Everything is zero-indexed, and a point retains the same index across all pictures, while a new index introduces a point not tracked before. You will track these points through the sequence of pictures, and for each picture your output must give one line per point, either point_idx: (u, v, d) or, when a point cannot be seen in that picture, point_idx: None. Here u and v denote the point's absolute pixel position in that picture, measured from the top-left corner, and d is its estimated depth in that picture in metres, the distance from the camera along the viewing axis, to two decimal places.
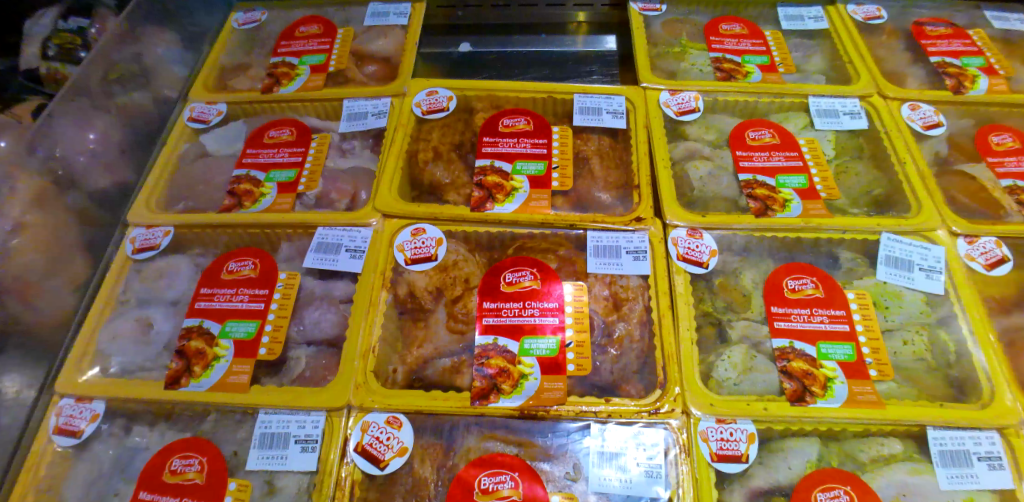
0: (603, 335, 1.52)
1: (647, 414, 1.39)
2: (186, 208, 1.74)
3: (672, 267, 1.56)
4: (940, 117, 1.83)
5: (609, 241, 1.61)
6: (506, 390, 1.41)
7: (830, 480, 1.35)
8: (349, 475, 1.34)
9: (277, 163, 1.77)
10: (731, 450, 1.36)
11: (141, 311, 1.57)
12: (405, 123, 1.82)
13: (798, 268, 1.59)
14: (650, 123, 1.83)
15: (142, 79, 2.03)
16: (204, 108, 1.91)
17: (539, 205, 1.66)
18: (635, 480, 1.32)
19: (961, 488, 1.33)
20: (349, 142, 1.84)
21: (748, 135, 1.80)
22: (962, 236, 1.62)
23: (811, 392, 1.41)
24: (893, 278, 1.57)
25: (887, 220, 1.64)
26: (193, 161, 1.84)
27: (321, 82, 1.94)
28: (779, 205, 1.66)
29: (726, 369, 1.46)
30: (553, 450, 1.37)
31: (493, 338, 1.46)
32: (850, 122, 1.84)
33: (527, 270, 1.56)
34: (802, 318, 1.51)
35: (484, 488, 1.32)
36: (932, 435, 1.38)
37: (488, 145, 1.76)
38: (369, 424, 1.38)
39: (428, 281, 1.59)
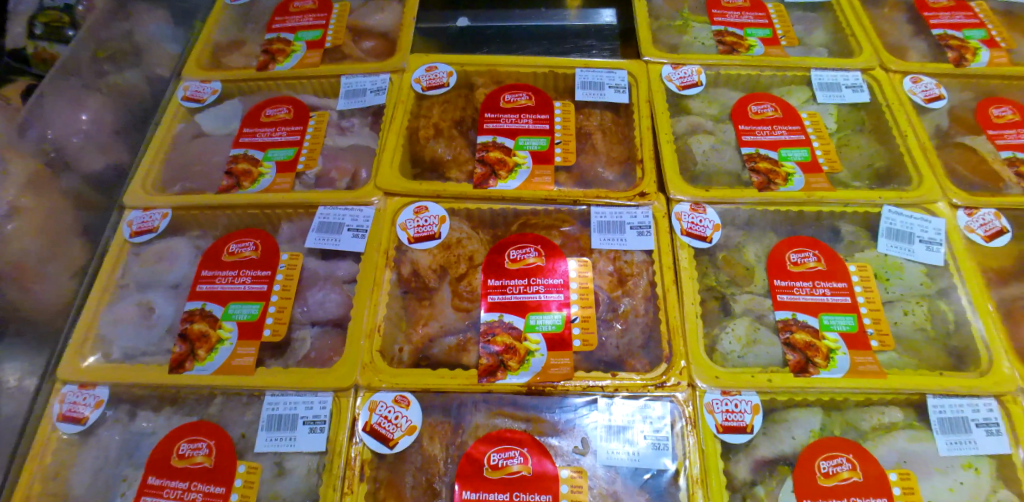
0: (608, 310, 1.53)
1: (653, 388, 1.40)
2: (183, 190, 1.71)
3: (676, 242, 1.57)
4: (941, 90, 1.83)
5: (612, 217, 1.60)
6: (513, 367, 1.42)
7: (833, 449, 1.37)
8: (358, 454, 1.34)
9: (274, 142, 1.74)
10: (736, 422, 1.38)
11: (142, 295, 1.55)
12: (405, 99, 1.81)
13: (800, 241, 1.60)
14: (652, 97, 1.82)
15: (134, 58, 1.99)
16: (198, 86, 1.88)
17: (541, 182, 1.65)
18: (643, 453, 1.34)
19: (960, 454, 1.36)
20: (348, 120, 1.81)
21: (750, 109, 1.79)
22: (962, 208, 1.63)
23: (814, 363, 1.43)
24: (895, 251, 1.58)
25: (888, 193, 1.65)
26: (189, 142, 1.81)
27: (318, 59, 1.91)
28: (782, 179, 1.67)
29: (730, 342, 1.48)
30: (561, 425, 1.39)
31: (499, 314, 1.47)
32: (851, 95, 1.83)
33: (531, 246, 1.56)
34: (805, 291, 1.52)
35: (494, 463, 1.34)
36: (932, 403, 1.41)
37: (490, 121, 1.75)
38: (377, 403, 1.38)
39: (432, 260, 1.58)
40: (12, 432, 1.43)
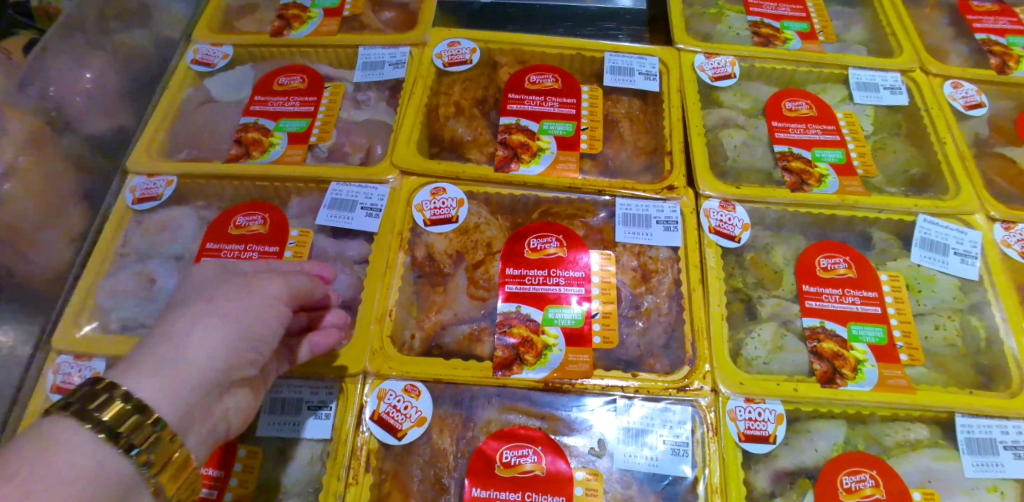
0: (630, 306, 1.47)
1: (675, 391, 1.35)
2: (188, 156, 1.64)
3: (704, 240, 1.51)
4: (982, 97, 1.77)
5: (638, 210, 1.54)
6: (530, 361, 1.36)
7: (856, 463, 1.33)
8: (365, 444, 1.28)
9: (287, 112, 1.66)
10: (759, 431, 1.33)
11: (143, 265, 1.48)
12: (425, 74, 1.72)
13: (831, 246, 1.54)
14: (684, 87, 1.74)
15: (143, 18, 1.89)
16: (209, 50, 1.79)
17: (565, 168, 1.58)
18: (661, 458, 1.29)
19: (986, 476, 1.32)
20: (364, 93, 1.73)
21: (784, 105, 1.72)
22: (1000, 222, 1.57)
23: (841, 374, 1.38)
24: (928, 261, 1.53)
25: (926, 201, 1.59)
26: (197, 107, 1.72)
27: (335, 27, 1.82)
28: (815, 180, 1.60)
29: (756, 347, 1.43)
30: (576, 424, 1.33)
31: (517, 305, 1.41)
32: (889, 97, 1.76)
33: (553, 236, 1.49)
34: (834, 298, 1.47)
35: (506, 461, 1.27)
36: (960, 422, 1.36)
37: (513, 102, 1.67)
38: (386, 392, 1.32)
39: (449, 244, 1.51)
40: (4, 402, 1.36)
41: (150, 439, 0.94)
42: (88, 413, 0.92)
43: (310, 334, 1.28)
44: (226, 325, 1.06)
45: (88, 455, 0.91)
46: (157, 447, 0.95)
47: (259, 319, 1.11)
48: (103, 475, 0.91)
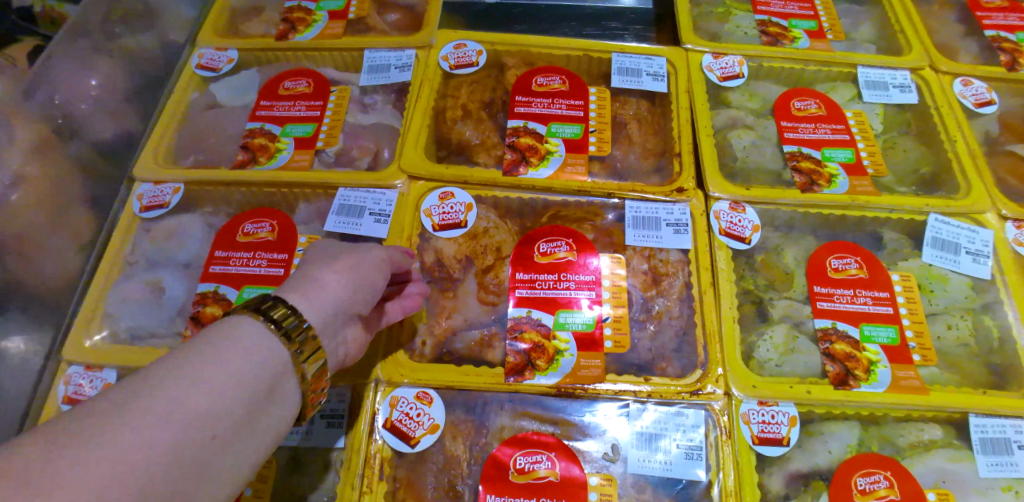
0: (641, 310, 1.46)
1: (687, 395, 1.34)
2: (195, 162, 1.62)
3: (714, 242, 1.50)
4: (992, 95, 1.76)
5: (648, 212, 1.53)
6: (542, 367, 1.35)
7: (870, 465, 1.32)
8: (378, 452, 1.28)
9: (293, 117, 1.64)
10: (773, 433, 1.32)
11: (152, 273, 1.47)
12: (431, 78, 1.71)
13: (841, 246, 1.54)
14: (692, 87, 1.73)
15: (148, 21, 1.87)
16: (214, 54, 1.78)
17: (574, 171, 1.58)
18: (675, 462, 1.28)
19: (1000, 475, 1.32)
20: (370, 97, 1.72)
21: (793, 105, 1.71)
22: (1011, 220, 1.57)
23: (854, 376, 1.38)
24: (940, 261, 1.52)
25: (937, 201, 1.58)
26: (203, 112, 1.71)
27: (340, 30, 1.81)
28: (826, 181, 1.59)
29: (768, 349, 1.42)
30: (590, 429, 1.32)
31: (527, 310, 1.40)
32: (898, 95, 1.75)
33: (562, 240, 1.49)
34: (845, 299, 1.46)
35: (520, 467, 1.27)
36: (974, 422, 1.36)
37: (521, 105, 1.66)
38: (398, 399, 1.32)
39: (458, 249, 1.50)
40: (11, 416, 1.35)
41: (304, 339, 0.96)
42: (259, 313, 0.94)
43: (395, 298, 1.31)
44: (352, 262, 1.12)
45: (257, 349, 0.91)
46: (307, 343, 0.97)
47: (373, 270, 1.15)
48: (264, 371, 0.91)
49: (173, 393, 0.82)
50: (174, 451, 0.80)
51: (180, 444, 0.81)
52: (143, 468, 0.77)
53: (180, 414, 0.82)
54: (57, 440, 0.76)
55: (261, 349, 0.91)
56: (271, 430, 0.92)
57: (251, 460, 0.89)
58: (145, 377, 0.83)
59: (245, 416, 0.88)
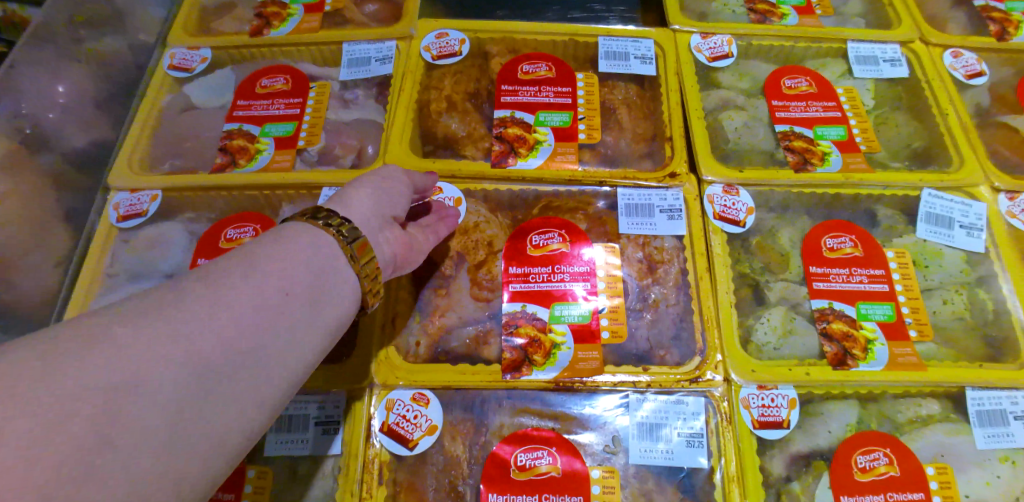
0: (638, 299, 1.43)
1: (687, 383, 1.33)
2: (173, 168, 1.58)
3: (708, 227, 1.49)
4: (982, 65, 1.76)
5: (641, 199, 1.51)
6: (539, 361, 1.34)
7: (870, 443, 1.30)
8: (377, 457, 1.27)
9: (272, 116, 1.60)
10: (773, 417, 1.31)
11: (134, 285, 1.43)
12: (414, 70, 1.67)
13: (836, 225, 1.53)
14: (681, 69, 1.71)
15: (116, 23, 1.81)
16: (186, 54, 1.73)
17: (564, 160, 1.56)
18: (677, 450, 1.27)
19: (997, 447, 1.31)
20: (352, 92, 1.67)
21: (783, 83, 1.70)
22: (1003, 192, 1.57)
23: (852, 355, 1.37)
24: (934, 236, 1.52)
25: (929, 175, 1.58)
26: (178, 115, 1.66)
27: (317, 24, 1.75)
28: (818, 159, 1.58)
29: (766, 332, 1.41)
30: (590, 422, 1.31)
31: (522, 305, 1.38)
32: (889, 69, 1.74)
33: (554, 231, 1.46)
34: (841, 278, 1.45)
35: (522, 464, 1.26)
36: (970, 396, 1.35)
37: (507, 94, 1.62)
38: (394, 402, 1.31)
39: (449, 245, 1.47)
40: (42, 303, 1.45)
41: (350, 230, 1.01)
42: (309, 217, 0.99)
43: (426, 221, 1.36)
44: (378, 179, 1.19)
45: (310, 241, 0.95)
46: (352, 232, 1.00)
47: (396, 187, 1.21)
48: (324, 258, 0.96)
49: (249, 272, 0.88)
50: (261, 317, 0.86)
51: (261, 312, 0.86)
52: (234, 332, 0.83)
53: (257, 287, 0.87)
54: (157, 307, 0.81)
55: (319, 239, 0.97)
56: (339, 310, 0.96)
57: (322, 337, 0.94)
58: (223, 262, 0.89)
59: (313, 294, 0.92)
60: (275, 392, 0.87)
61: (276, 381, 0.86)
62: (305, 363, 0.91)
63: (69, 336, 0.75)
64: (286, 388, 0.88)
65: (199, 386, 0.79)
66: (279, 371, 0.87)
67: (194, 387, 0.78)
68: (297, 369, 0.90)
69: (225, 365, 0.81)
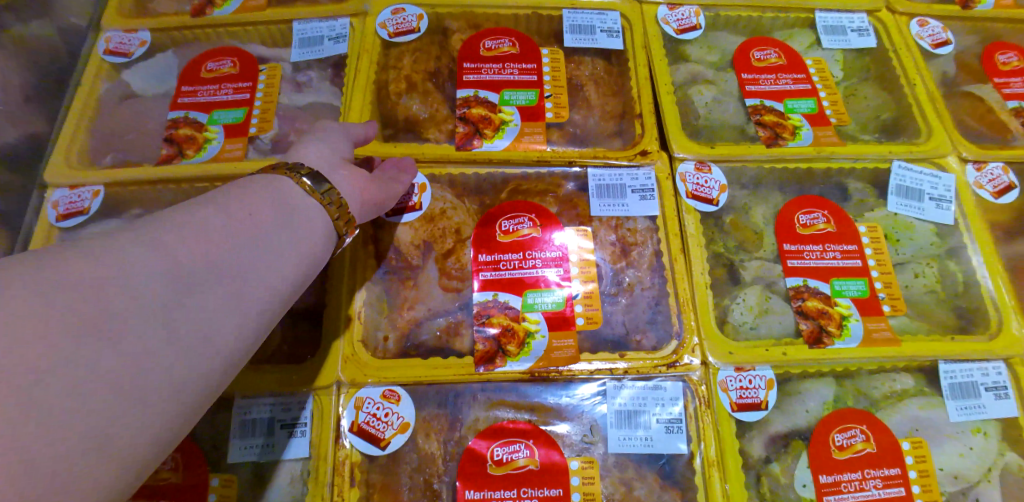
0: (612, 283, 1.40)
1: (665, 368, 1.30)
2: (114, 161, 1.47)
3: (682, 206, 1.45)
4: (948, 34, 1.75)
5: (612, 179, 1.46)
6: (513, 352, 1.29)
7: (847, 420, 1.30)
8: (347, 458, 1.21)
9: (219, 102, 1.50)
10: (752, 399, 1.29)
11: None
12: (370, 48, 1.58)
13: (809, 201, 1.51)
14: (649, 43, 1.66)
15: (42, 5, 1.67)
16: (122, 38, 1.61)
17: (532, 140, 1.49)
18: (656, 437, 1.25)
19: (969, 419, 1.32)
20: (304, 74, 1.58)
21: (752, 55, 1.66)
22: (971, 162, 1.57)
23: (828, 332, 1.36)
24: (905, 209, 1.51)
25: (898, 147, 1.57)
26: (117, 104, 1.55)
27: (263, 2, 1.65)
28: (790, 133, 1.56)
29: (742, 312, 1.39)
30: (567, 411, 1.27)
31: (493, 294, 1.33)
32: (857, 40, 1.71)
33: (524, 216, 1.41)
34: (815, 255, 1.44)
35: (498, 458, 1.22)
36: (943, 369, 1.35)
37: (470, 73, 1.55)
38: (363, 401, 1.25)
39: (415, 234, 1.41)
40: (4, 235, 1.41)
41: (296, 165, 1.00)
42: (269, 167, 0.99)
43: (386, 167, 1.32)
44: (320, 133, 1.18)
45: (274, 180, 0.96)
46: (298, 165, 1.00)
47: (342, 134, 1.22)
48: (282, 203, 0.94)
49: (203, 215, 0.86)
50: (227, 239, 0.86)
51: (217, 250, 0.85)
52: (189, 269, 0.82)
53: (211, 227, 0.86)
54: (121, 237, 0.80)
55: (277, 185, 0.95)
56: (304, 252, 0.95)
57: (288, 277, 0.92)
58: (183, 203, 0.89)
59: (273, 235, 0.91)
60: (250, 315, 0.86)
61: (239, 317, 0.85)
62: (274, 295, 0.90)
63: (26, 266, 0.73)
64: (253, 325, 0.87)
65: (158, 325, 0.78)
66: (242, 310, 0.85)
67: (153, 324, 0.77)
68: (261, 309, 0.88)
69: (183, 298, 0.80)
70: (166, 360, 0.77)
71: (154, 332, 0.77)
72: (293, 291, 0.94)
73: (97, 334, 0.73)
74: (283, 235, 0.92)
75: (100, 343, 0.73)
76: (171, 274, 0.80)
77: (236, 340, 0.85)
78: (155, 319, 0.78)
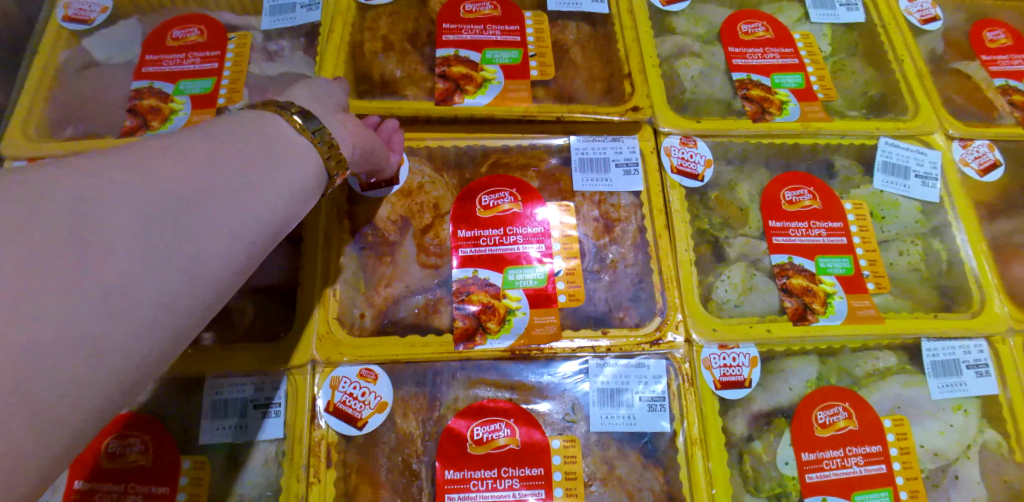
0: (595, 260, 1.36)
1: (648, 345, 1.28)
2: (76, 133, 1.40)
3: (666, 181, 1.43)
4: (936, 10, 1.73)
5: (595, 153, 1.42)
6: (493, 330, 1.26)
7: (829, 398, 1.29)
8: (323, 438, 1.18)
9: (186, 71, 1.44)
10: (735, 376, 1.28)
11: None
12: (344, 10, 1.52)
13: (795, 177, 1.48)
14: (634, 9, 1.63)
15: None
16: (82, 3, 1.53)
17: (517, 97, 1.44)
18: (639, 415, 1.23)
19: (951, 396, 1.32)
20: (276, 43, 1.51)
21: (740, 29, 1.63)
22: (957, 140, 1.55)
23: (812, 309, 1.34)
24: (890, 187, 1.50)
25: (885, 124, 1.55)
26: (77, 74, 1.47)
27: None
28: (777, 108, 1.53)
29: (726, 290, 1.37)
30: (548, 390, 1.25)
31: (473, 270, 1.30)
32: (846, 14, 1.69)
33: (505, 191, 1.37)
34: (800, 232, 1.42)
35: (478, 438, 1.19)
36: (926, 347, 1.34)
37: (449, 33, 1.50)
38: (339, 380, 1.21)
39: (392, 209, 1.37)
40: None
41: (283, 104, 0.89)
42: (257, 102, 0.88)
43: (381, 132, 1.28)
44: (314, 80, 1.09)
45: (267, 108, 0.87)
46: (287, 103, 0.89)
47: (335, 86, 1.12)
48: (271, 137, 0.84)
49: (187, 136, 0.77)
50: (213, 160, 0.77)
51: (204, 169, 0.75)
52: (168, 192, 0.72)
53: (197, 147, 0.76)
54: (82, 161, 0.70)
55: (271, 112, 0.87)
56: (299, 186, 0.85)
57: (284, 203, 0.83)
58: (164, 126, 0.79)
59: (263, 171, 0.80)
60: (239, 239, 0.77)
61: (228, 242, 0.75)
62: (268, 221, 0.80)
63: None
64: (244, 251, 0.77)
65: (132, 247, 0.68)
66: (227, 255, 0.76)
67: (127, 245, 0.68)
68: (252, 240, 0.78)
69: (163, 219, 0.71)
70: (144, 308, 0.68)
71: (125, 262, 0.67)
72: (286, 227, 0.85)
73: (53, 264, 0.63)
74: (274, 170, 0.82)
75: (58, 276, 0.63)
76: (148, 210, 0.70)
77: (218, 288, 0.75)
78: (131, 262, 0.68)
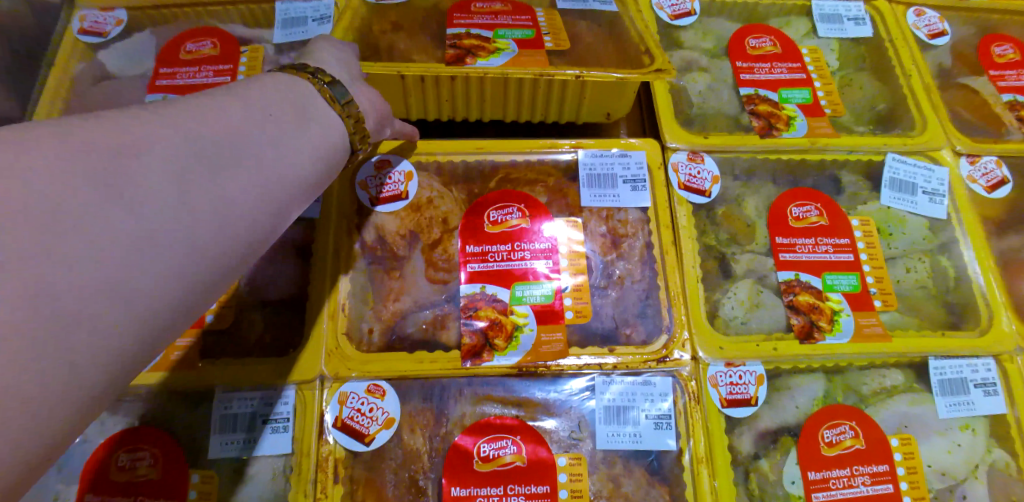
0: (602, 276, 1.37)
1: (654, 363, 1.28)
2: None
3: (673, 197, 1.44)
4: (944, 24, 1.74)
5: (602, 169, 1.44)
6: (501, 346, 1.26)
7: (836, 416, 1.29)
8: (331, 454, 1.19)
9: (199, 85, 1.46)
10: (741, 394, 1.28)
11: None
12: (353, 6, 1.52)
13: (803, 193, 1.48)
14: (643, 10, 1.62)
15: None
16: (98, 16, 1.55)
17: (532, 58, 1.44)
18: (645, 433, 1.23)
19: (958, 415, 1.31)
20: (287, 56, 1.53)
21: (747, 43, 1.64)
22: (965, 155, 1.55)
23: (819, 327, 1.34)
24: (898, 203, 1.50)
25: (893, 140, 1.55)
26: (92, 87, 1.48)
27: None
28: (784, 123, 1.53)
29: (733, 307, 1.37)
30: (555, 407, 1.25)
31: (481, 286, 1.30)
32: (853, 28, 1.69)
33: (514, 206, 1.38)
34: (807, 248, 1.42)
35: (485, 455, 1.19)
36: (934, 365, 1.34)
37: (460, 18, 1.50)
38: (347, 396, 1.22)
39: (400, 224, 1.38)
40: None
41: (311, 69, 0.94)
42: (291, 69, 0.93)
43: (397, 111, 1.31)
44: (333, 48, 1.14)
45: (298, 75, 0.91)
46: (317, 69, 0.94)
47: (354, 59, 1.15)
48: (300, 103, 0.88)
49: (224, 92, 0.81)
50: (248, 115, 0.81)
51: (240, 123, 0.79)
52: (208, 140, 0.75)
53: (234, 102, 0.80)
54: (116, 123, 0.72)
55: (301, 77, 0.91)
56: (324, 149, 0.90)
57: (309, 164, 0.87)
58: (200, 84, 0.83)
59: (292, 134, 0.84)
60: (269, 191, 0.80)
61: (259, 193, 0.79)
62: (295, 178, 0.84)
63: None
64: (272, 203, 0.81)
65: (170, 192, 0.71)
66: (252, 210, 0.78)
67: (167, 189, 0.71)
68: (280, 195, 0.82)
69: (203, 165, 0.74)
70: (177, 253, 0.71)
71: (165, 207, 0.70)
72: (309, 186, 0.88)
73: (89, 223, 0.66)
74: (303, 130, 0.86)
75: (97, 223, 0.66)
76: (178, 160, 0.72)
77: (242, 244, 0.78)
78: (165, 213, 0.70)
